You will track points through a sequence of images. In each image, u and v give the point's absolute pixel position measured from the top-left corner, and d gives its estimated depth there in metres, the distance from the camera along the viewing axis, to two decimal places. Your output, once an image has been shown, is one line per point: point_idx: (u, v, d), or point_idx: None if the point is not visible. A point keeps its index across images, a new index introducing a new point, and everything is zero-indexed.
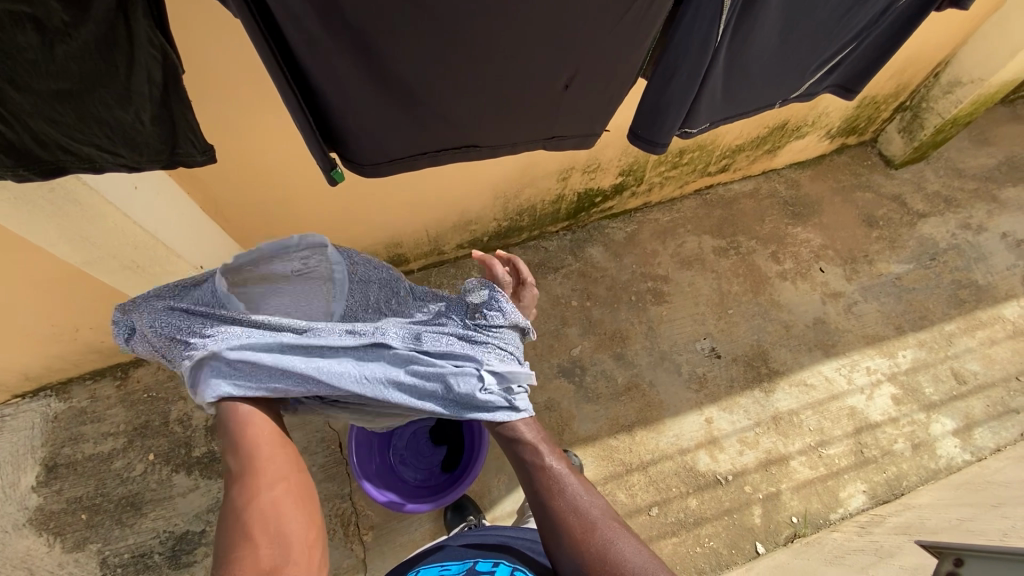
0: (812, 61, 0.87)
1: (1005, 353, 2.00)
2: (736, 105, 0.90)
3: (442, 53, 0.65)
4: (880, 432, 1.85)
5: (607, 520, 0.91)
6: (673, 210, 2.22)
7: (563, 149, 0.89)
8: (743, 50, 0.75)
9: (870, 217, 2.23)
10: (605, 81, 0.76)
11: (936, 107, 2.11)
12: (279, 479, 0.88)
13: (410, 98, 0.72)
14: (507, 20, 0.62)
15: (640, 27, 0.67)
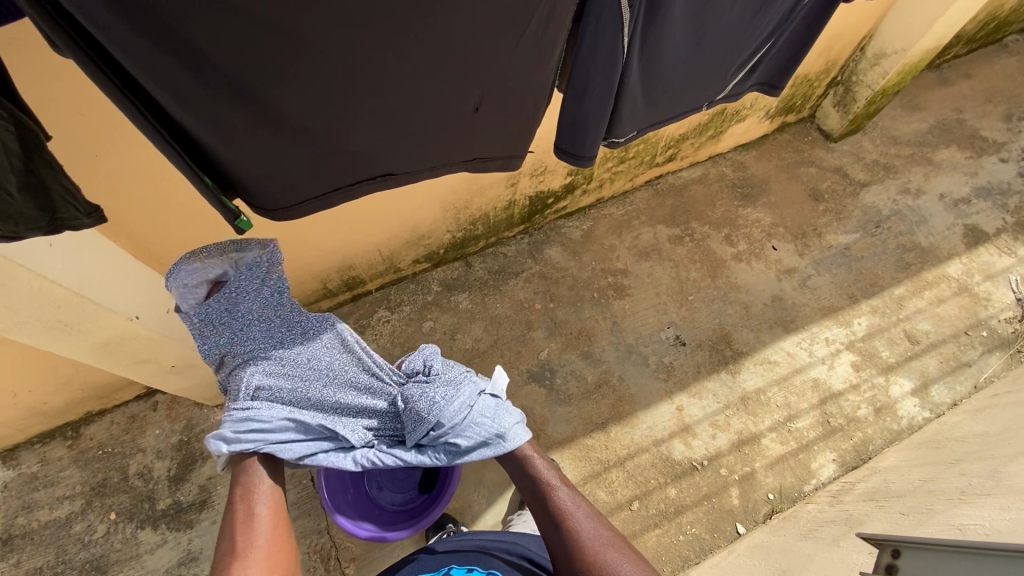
0: (731, 61, 0.87)
1: (952, 310, 2.08)
2: (663, 110, 0.90)
3: (343, 88, 0.64)
4: (844, 400, 1.90)
5: (613, 541, 1.00)
6: (626, 203, 2.24)
7: (486, 169, 0.89)
8: (657, 59, 0.75)
9: (816, 191, 2.29)
10: (517, 99, 0.75)
11: (865, 79, 2.18)
12: (260, 551, 0.96)
13: (319, 137, 0.70)
14: (399, 52, 0.61)
15: (538, 47, 0.67)
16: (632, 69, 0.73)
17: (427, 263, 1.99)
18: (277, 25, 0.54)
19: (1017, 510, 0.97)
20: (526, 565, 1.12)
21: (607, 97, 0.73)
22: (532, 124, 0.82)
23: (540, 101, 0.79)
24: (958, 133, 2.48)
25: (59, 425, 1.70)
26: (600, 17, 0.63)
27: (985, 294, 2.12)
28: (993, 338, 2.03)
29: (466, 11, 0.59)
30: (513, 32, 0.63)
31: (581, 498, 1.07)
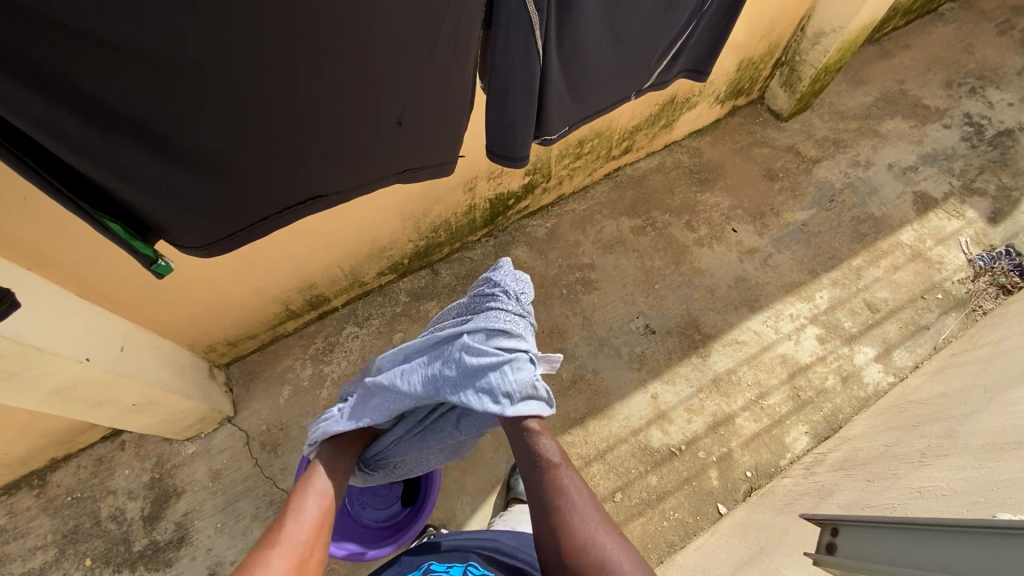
0: (652, 50, 0.91)
1: (908, 276, 2.15)
2: (592, 104, 0.93)
3: (270, 114, 0.73)
4: (811, 372, 1.95)
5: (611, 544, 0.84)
6: (587, 197, 2.26)
7: (418, 179, 1.01)
8: (576, 58, 0.78)
9: (770, 171, 2.34)
10: (442, 109, 0.88)
11: (807, 58, 2.23)
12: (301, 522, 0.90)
13: (250, 159, 0.78)
14: (320, 74, 0.70)
15: (438, 65, 0.79)
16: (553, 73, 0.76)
17: (393, 274, 1.97)
18: (196, 72, 0.63)
19: (974, 470, 0.97)
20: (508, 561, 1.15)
21: (530, 105, 0.76)
22: (457, 133, 0.95)
23: (463, 111, 0.92)
24: (901, 104, 2.56)
25: (23, 475, 1.64)
26: (511, 26, 0.64)
27: (937, 257, 2.19)
28: (948, 300, 2.11)
29: (377, 35, 0.70)
30: (427, 50, 0.75)
31: (579, 487, 0.88)
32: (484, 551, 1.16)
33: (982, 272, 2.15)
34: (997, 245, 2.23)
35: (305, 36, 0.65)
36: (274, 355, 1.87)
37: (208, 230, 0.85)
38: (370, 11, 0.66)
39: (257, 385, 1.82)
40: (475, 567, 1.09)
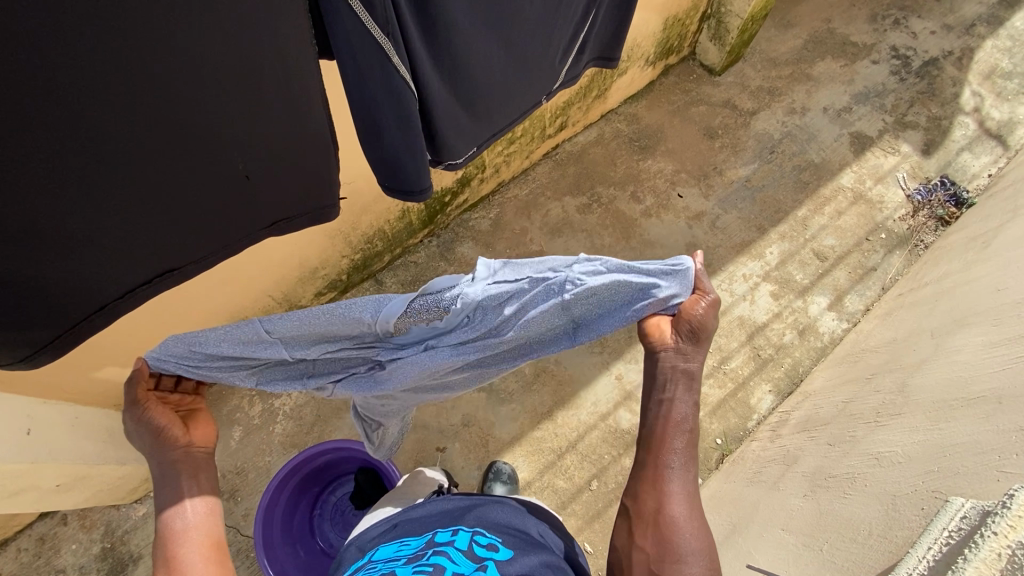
0: (552, 53, 0.89)
1: (851, 220, 2.16)
2: (499, 117, 0.92)
3: (89, 197, 0.62)
4: (769, 330, 1.96)
5: (703, 547, 0.86)
6: (529, 181, 2.17)
7: (300, 226, 0.91)
8: (458, 73, 0.76)
9: (709, 129, 2.30)
10: (297, 151, 0.78)
11: (733, 8, 2.16)
12: (183, 531, 0.88)
13: (66, 247, 0.64)
14: (134, 141, 0.60)
15: (275, 105, 0.69)
16: (434, 92, 0.73)
17: (333, 292, 1.86)
18: None
19: (928, 433, 0.96)
20: (514, 530, 1.03)
21: (411, 133, 0.72)
22: (327, 179, 0.86)
23: (328, 151, 0.82)
24: (830, 44, 2.53)
25: None
26: (363, 62, 0.60)
27: (878, 197, 2.21)
28: (891, 239, 2.14)
29: (196, 86, 0.60)
30: (255, 90, 0.65)
31: (693, 486, 0.92)
32: (497, 519, 1.04)
33: (920, 206, 2.19)
34: (932, 177, 2.26)
35: (100, 96, 0.54)
36: (218, 397, 1.76)
37: (35, 333, 0.70)
38: (175, 61, 0.57)
39: None
40: (484, 534, 0.97)
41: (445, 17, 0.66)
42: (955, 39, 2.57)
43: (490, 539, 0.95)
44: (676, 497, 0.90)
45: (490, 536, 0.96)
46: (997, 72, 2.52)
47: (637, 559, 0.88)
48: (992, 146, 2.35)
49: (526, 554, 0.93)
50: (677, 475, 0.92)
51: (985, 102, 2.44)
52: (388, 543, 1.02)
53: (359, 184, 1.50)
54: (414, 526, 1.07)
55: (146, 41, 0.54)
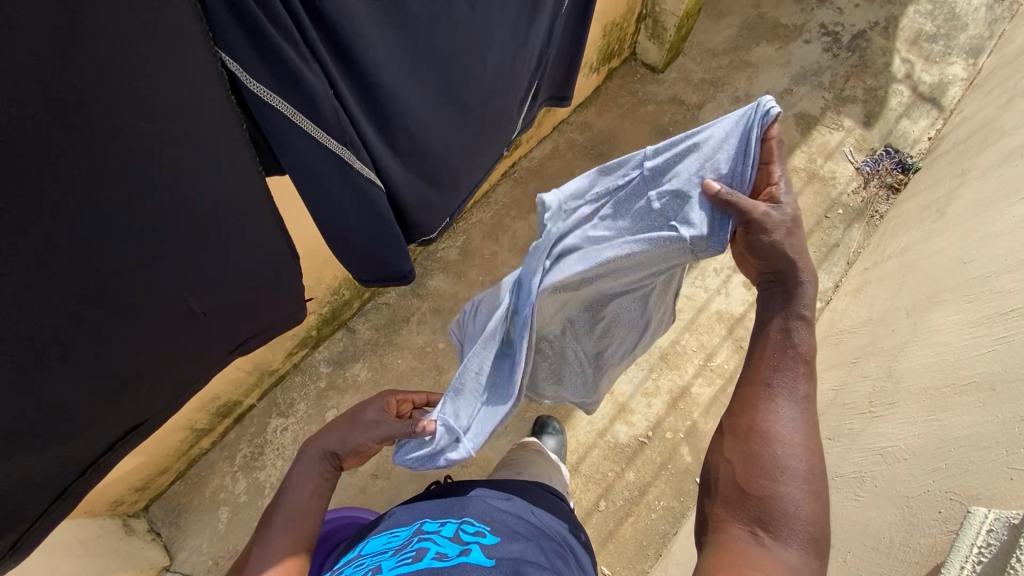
0: (509, 112, 0.99)
1: (809, 199, 2.21)
2: (465, 176, 1.00)
3: (72, 365, 0.64)
4: (747, 320, 1.98)
5: (803, 469, 0.86)
6: (491, 203, 2.13)
7: (269, 324, 0.94)
8: (422, 165, 0.87)
9: (660, 127, 2.31)
10: (257, 268, 0.81)
11: (667, 7, 2.16)
12: (289, 519, 1.02)
13: (51, 427, 0.67)
14: (107, 305, 0.63)
15: (233, 232, 0.72)
16: (400, 185, 0.83)
17: (305, 348, 1.78)
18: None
19: (926, 425, 0.98)
20: (505, 512, 1.11)
21: (381, 224, 0.80)
22: (289, 294, 0.91)
23: (287, 258, 0.85)
24: (763, 28, 2.58)
25: None
26: (317, 173, 0.68)
27: (830, 173, 2.27)
28: (849, 213, 2.19)
29: (157, 244, 0.64)
30: (211, 227, 0.69)
31: (804, 408, 0.90)
32: (491, 506, 1.12)
33: (870, 177, 2.26)
34: (877, 147, 2.34)
35: (77, 277, 0.57)
36: (199, 479, 1.67)
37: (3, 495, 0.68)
38: (126, 235, 0.60)
39: (188, 518, 1.63)
40: (470, 523, 1.06)
41: (404, 121, 0.78)
42: (879, 10, 2.66)
43: (476, 527, 1.04)
44: (781, 424, 0.89)
45: (477, 523, 1.06)
46: (921, 37, 2.62)
47: (724, 470, 0.91)
48: (928, 109, 2.44)
49: (511, 541, 1.01)
50: (776, 396, 0.91)
51: (915, 68, 2.54)
52: (377, 534, 1.12)
53: (317, 240, 1.43)
54: (404, 516, 1.14)
55: (106, 224, 0.57)
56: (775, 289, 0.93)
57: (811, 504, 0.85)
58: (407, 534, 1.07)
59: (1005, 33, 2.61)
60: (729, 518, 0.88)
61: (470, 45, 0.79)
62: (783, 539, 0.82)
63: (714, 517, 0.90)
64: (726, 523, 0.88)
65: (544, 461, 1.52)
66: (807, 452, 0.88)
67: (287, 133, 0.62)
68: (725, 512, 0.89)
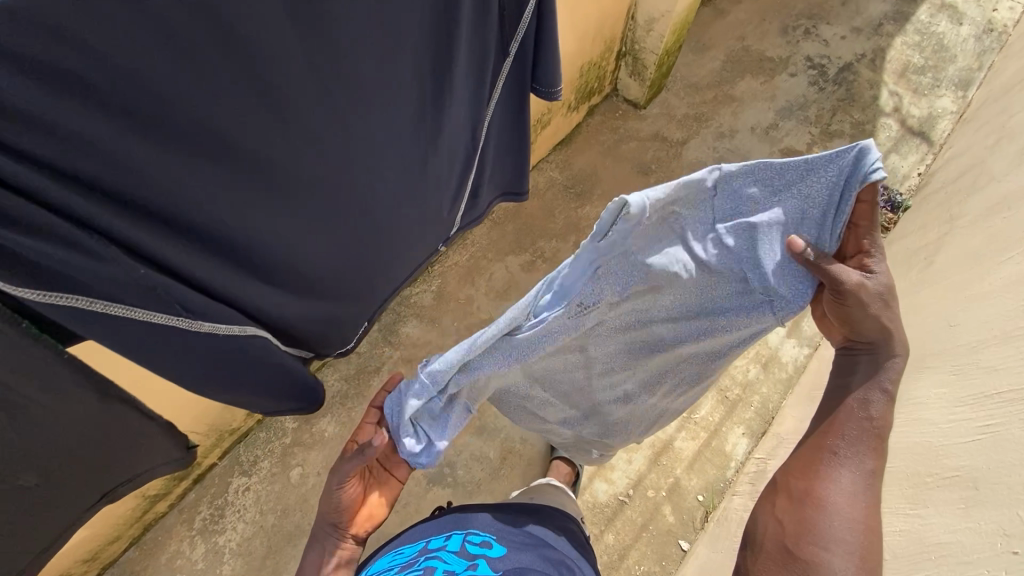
0: (424, 219, 1.17)
1: None
2: (385, 271, 1.18)
3: None
4: (733, 368, 1.90)
5: (856, 543, 0.87)
6: (468, 244, 2.07)
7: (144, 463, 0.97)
8: (317, 288, 1.03)
9: (642, 165, 2.26)
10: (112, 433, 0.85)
11: (646, 46, 2.10)
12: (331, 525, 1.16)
13: None
14: None
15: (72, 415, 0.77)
16: (294, 313, 1.00)
17: None
18: None
19: (931, 473, 0.94)
20: (510, 529, 1.15)
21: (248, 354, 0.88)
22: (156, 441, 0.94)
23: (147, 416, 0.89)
24: (747, 61, 2.54)
25: None
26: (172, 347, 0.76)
27: None
28: None
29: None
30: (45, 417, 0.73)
31: (867, 481, 0.91)
32: (495, 523, 1.16)
33: None
34: None
35: None
36: (154, 544, 1.60)
37: None
38: None
39: None
40: (475, 534, 1.10)
41: (296, 260, 0.93)
42: (866, 42, 2.62)
43: (481, 536, 1.10)
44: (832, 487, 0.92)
45: (482, 533, 1.11)
46: (909, 69, 2.58)
47: (770, 525, 0.96)
48: (917, 144, 2.39)
49: (517, 553, 1.06)
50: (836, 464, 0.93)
51: (903, 101, 2.49)
52: (383, 555, 1.15)
53: None
54: (410, 535, 1.18)
55: None
56: (861, 358, 0.97)
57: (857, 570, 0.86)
58: (412, 552, 1.10)
59: (994, 65, 2.57)
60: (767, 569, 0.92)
61: (354, 194, 0.94)
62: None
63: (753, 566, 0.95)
64: None
65: (557, 491, 1.48)
66: (863, 522, 0.88)
67: (120, 326, 0.68)
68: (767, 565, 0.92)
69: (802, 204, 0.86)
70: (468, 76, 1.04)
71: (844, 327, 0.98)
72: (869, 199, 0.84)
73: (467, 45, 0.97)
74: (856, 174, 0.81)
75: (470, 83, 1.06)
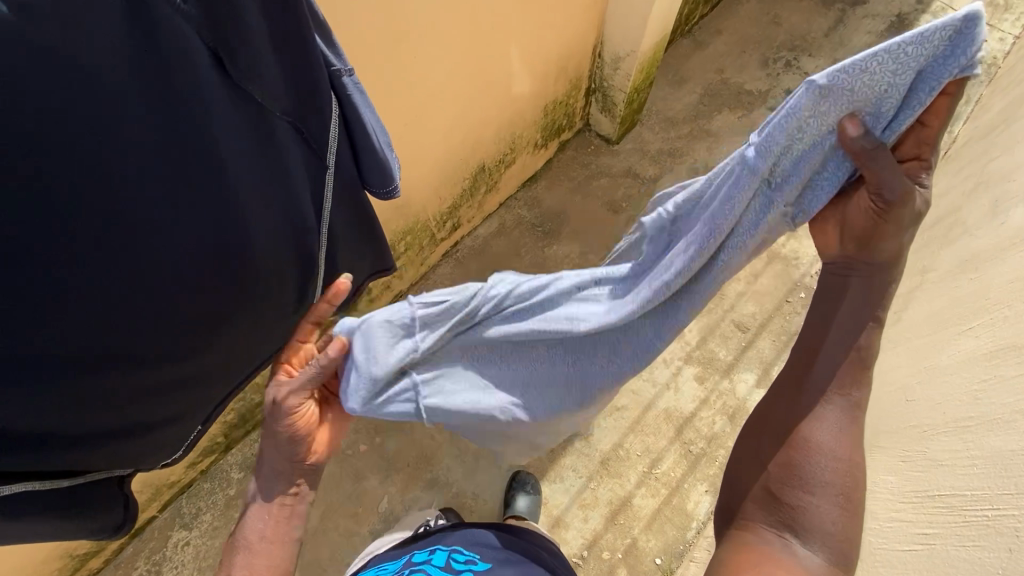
0: (259, 329, 0.98)
1: (769, 282, 2.07)
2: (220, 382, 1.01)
3: None
4: (698, 420, 1.83)
5: (840, 485, 0.82)
6: (430, 285, 2.01)
7: None
8: (100, 444, 0.86)
9: (613, 202, 2.19)
10: None
11: (614, 83, 2.05)
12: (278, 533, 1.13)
13: None
14: None
15: None
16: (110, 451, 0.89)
17: (213, 454, 1.68)
18: None
19: (919, 543, 0.99)
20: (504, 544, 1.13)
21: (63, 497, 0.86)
22: None
23: None
24: (725, 95, 2.49)
25: None
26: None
27: (793, 253, 2.13)
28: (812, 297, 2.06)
29: None
30: None
31: (849, 414, 0.83)
32: (482, 540, 1.14)
33: None
34: None
35: None
36: None
37: None
38: None
39: None
40: (460, 552, 1.09)
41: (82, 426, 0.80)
42: None
43: (467, 554, 1.08)
44: (814, 423, 0.84)
45: (468, 552, 1.09)
46: None
47: (753, 470, 0.90)
48: None
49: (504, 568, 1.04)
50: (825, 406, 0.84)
51: None
52: (377, 567, 1.17)
53: None
54: (402, 551, 1.18)
55: None
56: (851, 279, 0.80)
57: (850, 516, 0.83)
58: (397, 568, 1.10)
59: (981, 100, 2.49)
60: (750, 516, 0.87)
61: (126, 336, 0.77)
62: (813, 546, 0.81)
63: (741, 515, 0.89)
64: (750, 522, 0.87)
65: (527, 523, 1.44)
66: (846, 457, 0.83)
67: None
68: (752, 513, 0.87)
69: (865, 90, 0.68)
70: (262, 185, 0.82)
71: (842, 236, 0.79)
72: (954, 90, 0.68)
73: (241, 154, 0.76)
74: (959, 50, 0.64)
75: (274, 194, 0.84)
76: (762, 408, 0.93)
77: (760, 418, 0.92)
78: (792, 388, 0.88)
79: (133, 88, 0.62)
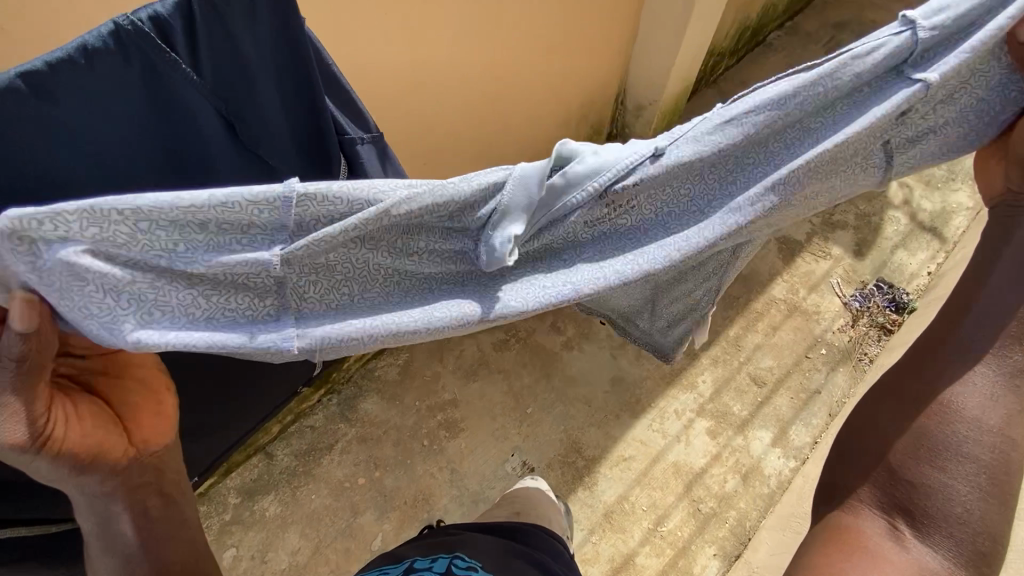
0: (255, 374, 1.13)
1: (788, 336, 2.01)
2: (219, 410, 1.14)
3: None
4: (709, 477, 1.76)
5: (982, 466, 0.76)
6: None
7: None
8: None
9: None
10: None
11: (636, 130, 2.06)
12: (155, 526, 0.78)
13: None
14: None
15: None
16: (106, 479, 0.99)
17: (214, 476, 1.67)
18: None
19: None
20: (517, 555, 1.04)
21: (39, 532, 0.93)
22: None
23: None
24: None
25: None
26: None
27: (814, 307, 2.08)
28: (833, 355, 1.99)
29: None
30: None
31: (1009, 380, 0.78)
32: (487, 546, 1.05)
33: (859, 314, 2.07)
34: (868, 281, 2.15)
35: None
36: None
37: None
38: None
39: None
40: (463, 557, 0.98)
41: None
42: None
43: (469, 560, 0.98)
44: (949, 388, 0.79)
45: (470, 558, 0.98)
46: None
47: (873, 439, 0.83)
48: (928, 240, 2.25)
49: None
50: (970, 369, 0.79)
51: (914, 194, 2.34)
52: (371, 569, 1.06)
53: None
54: (401, 553, 1.08)
55: None
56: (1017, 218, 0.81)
57: (991, 505, 0.75)
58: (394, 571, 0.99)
59: None
60: (860, 495, 0.82)
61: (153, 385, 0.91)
62: (933, 539, 0.75)
63: (847, 492, 0.83)
64: (859, 498, 0.82)
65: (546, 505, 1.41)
66: (996, 432, 0.77)
67: None
68: (862, 492, 0.82)
69: None
70: None
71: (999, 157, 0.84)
72: None
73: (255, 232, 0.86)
74: None
75: None
76: (885, 377, 0.87)
77: (889, 383, 0.86)
78: (926, 355, 0.83)
79: (160, 160, 0.69)
